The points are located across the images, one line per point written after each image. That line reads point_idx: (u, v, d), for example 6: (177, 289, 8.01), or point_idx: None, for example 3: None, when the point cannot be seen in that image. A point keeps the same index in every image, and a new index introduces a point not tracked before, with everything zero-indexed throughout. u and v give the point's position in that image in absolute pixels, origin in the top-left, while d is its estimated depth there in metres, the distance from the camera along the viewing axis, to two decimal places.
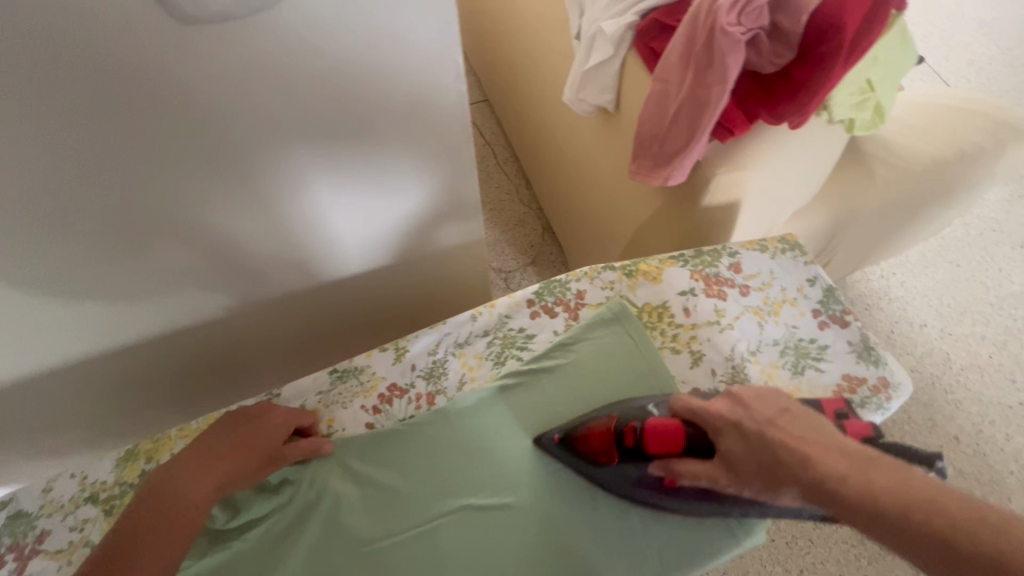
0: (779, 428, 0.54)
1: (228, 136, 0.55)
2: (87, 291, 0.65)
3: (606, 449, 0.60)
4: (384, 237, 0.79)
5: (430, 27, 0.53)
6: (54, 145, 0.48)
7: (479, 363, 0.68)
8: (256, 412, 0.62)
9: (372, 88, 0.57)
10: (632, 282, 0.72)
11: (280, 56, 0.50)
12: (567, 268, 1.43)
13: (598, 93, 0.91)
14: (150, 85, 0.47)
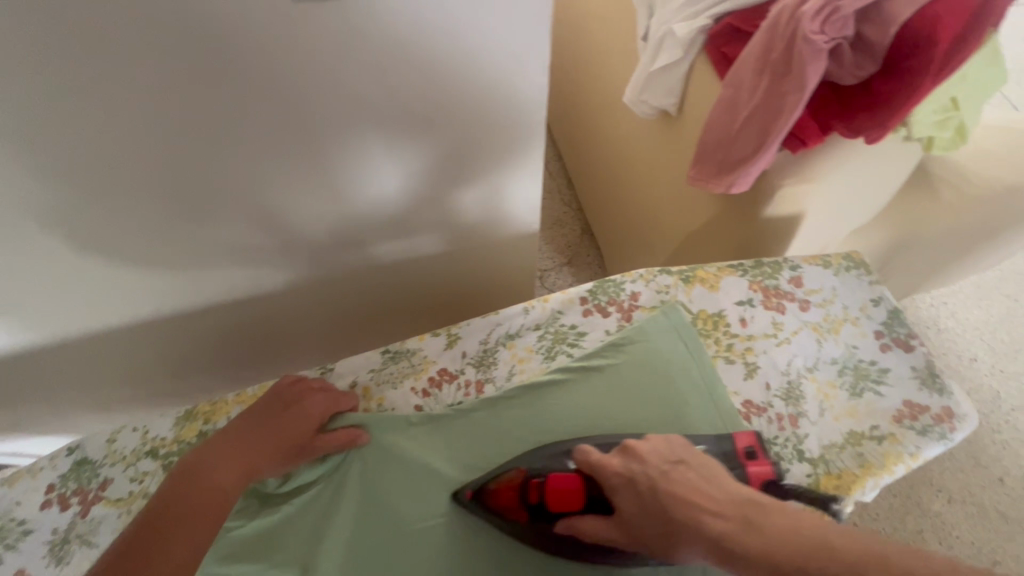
0: (672, 482, 0.54)
1: (309, 114, 0.56)
2: (158, 254, 0.67)
3: (513, 506, 0.58)
4: (439, 226, 0.80)
5: (516, 19, 0.53)
6: (150, 113, 0.50)
7: (529, 356, 0.69)
8: (294, 397, 0.63)
9: (452, 78, 0.57)
10: (689, 287, 0.71)
11: (372, 41, 0.51)
12: (604, 271, 1.42)
13: (660, 95, 0.90)
14: (244, 61, 0.49)
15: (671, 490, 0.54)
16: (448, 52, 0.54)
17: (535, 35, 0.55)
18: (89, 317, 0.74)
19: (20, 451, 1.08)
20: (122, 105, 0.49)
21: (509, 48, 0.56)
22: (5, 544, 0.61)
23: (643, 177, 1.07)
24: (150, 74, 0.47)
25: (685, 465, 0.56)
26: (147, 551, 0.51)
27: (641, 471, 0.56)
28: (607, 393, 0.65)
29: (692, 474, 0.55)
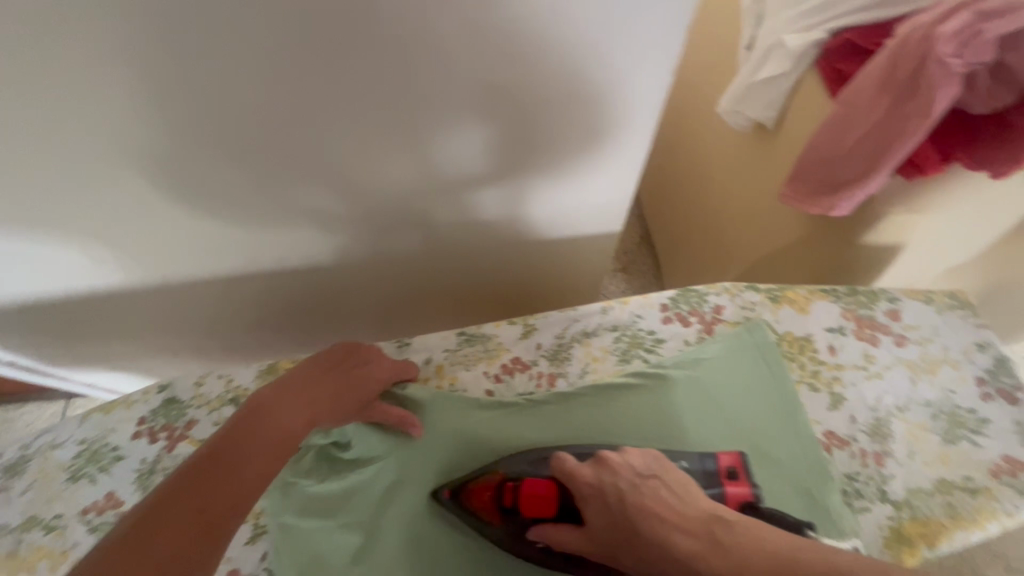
0: (642, 495, 0.52)
1: (426, 101, 0.57)
2: (258, 217, 0.70)
3: (487, 508, 0.59)
4: (522, 217, 0.80)
5: (649, 24, 0.50)
6: (282, 86, 0.52)
7: (604, 356, 0.68)
8: (353, 360, 0.63)
9: (571, 78, 0.56)
10: (776, 307, 0.69)
11: (504, 32, 0.50)
12: (659, 282, 1.40)
13: (758, 109, 0.88)
14: (379, 45, 0.49)
15: (637, 502, 0.52)
16: (573, 52, 0.53)
17: (665, 45, 0.53)
18: (185, 266, 0.78)
19: (97, 380, 1.16)
20: (260, 72, 0.50)
21: (637, 54, 0.54)
22: (98, 467, 0.65)
23: (723, 189, 1.04)
24: (291, 50, 0.48)
25: (657, 479, 0.54)
26: (223, 474, 0.48)
27: (610, 482, 0.54)
28: (682, 402, 0.64)
29: (664, 489, 0.53)
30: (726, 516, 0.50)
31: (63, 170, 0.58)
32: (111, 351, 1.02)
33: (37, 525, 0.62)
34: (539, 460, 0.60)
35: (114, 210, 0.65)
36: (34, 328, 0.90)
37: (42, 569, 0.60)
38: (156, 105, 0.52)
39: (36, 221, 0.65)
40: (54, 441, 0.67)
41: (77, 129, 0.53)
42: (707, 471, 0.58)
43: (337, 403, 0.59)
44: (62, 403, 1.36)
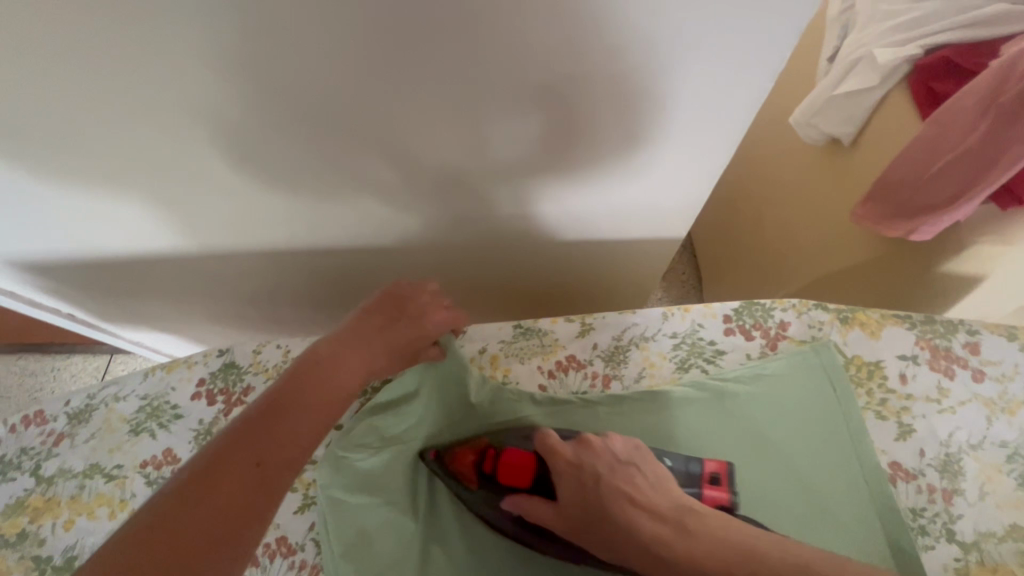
0: (619, 479, 0.53)
1: (512, 98, 0.55)
2: (328, 196, 0.71)
3: (467, 472, 0.60)
4: (584, 215, 0.78)
5: (760, 39, 0.48)
6: (378, 74, 0.52)
7: (662, 362, 0.67)
8: (399, 306, 0.61)
9: (662, 84, 0.54)
10: (846, 329, 0.66)
11: (603, 37, 0.48)
12: (701, 290, 1.37)
13: (836, 124, 0.85)
14: (481, 42, 0.48)
15: (613, 486, 0.53)
16: (669, 59, 0.51)
17: (767, 55, 0.50)
18: (248, 236, 0.79)
19: (144, 338, 1.19)
20: (354, 59, 0.50)
21: (735, 61, 0.51)
22: (158, 423, 0.67)
23: (787, 201, 1.01)
24: (394, 40, 0.48)
25: (636, 467, 0.55)
26: (280, 428, 0.47)
27: (590, 463, 0.55)
28: (740, 418, 0.63)
29: (640, 477, 0.54)
30: (698, 506, 0.51)
31: (149, 138, 0.59)
32: (163, 311, 1.04)
33: (99, 473, 0.64)
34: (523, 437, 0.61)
35: (192, 179, 0.66)
36: (96, 283, 0.93)
37: (102, 516, 0.62)
38: (249, 83, 0.52)
39: (117, 182, 0.66)
40: (118, 394, 0.68)
41: (170, 100, 0.53)
42: (690, 474, 0.60)
43: (387, 355, 0.58)
44: (106, 357, 1.41)
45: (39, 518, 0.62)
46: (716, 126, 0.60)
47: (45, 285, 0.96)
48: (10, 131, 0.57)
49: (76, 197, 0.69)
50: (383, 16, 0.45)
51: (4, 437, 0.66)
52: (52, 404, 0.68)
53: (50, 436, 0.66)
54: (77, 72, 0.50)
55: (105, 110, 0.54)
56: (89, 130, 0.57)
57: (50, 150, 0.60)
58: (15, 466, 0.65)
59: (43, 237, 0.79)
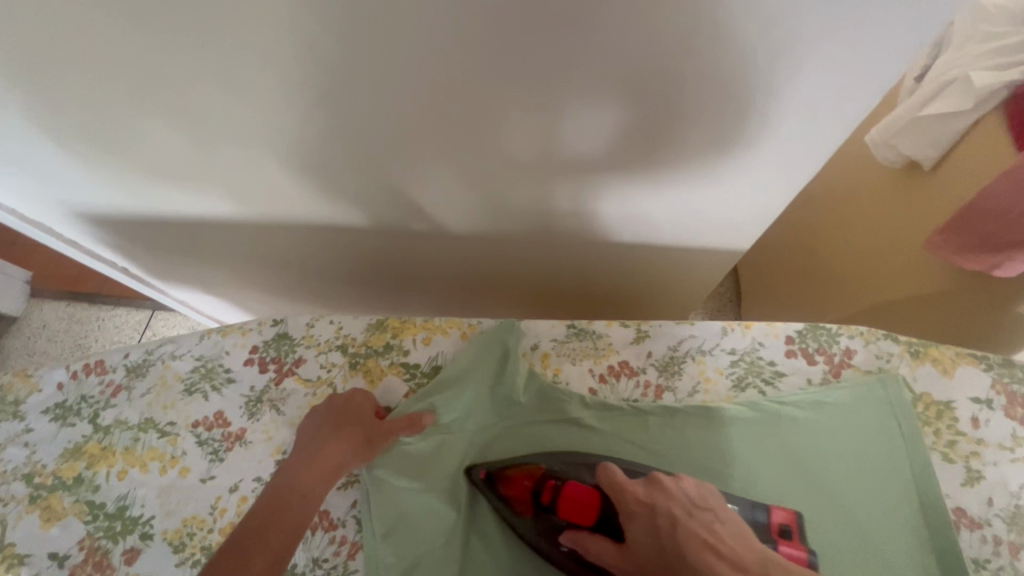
0: (696, 524, 0.51)
1: (601, 98, 0.54)
2: (393, 176, 0.70)
3: (523, 499, 0.60)
4: (645, 220, 0.76)
5: (872, 52, 0.46)
6: (470, 60, 0.50)
7: (718, 378, 0.65)
8: (345, 405, 0.63)
9: (762, 92, 0.52)
10: (916, 363, 0.63)
11: (712, 39, 0.46)
12: (740, 305, 1.34)
13: (917, 147, 0.81)
14: (582, 36, 0.47)
15: (688, 529, 0.50)
16: (776, 67, 0.48)
17: (880, 68, 0.47)
18: (307, 209, 0.79)
19: (189, 296, 1.21)
20: (449, 45, 0.49)
21: (845, 73, 0.49)
22: (211, 385, 0.68)
23: (851, 223, 0.97)
24: (494, 27, 0.47)
25: (713, 513, 0.52)
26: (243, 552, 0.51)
27: (660, 502, 0.53)
28: (798, 445, 0.61)
29: (719, 523, 0.51)
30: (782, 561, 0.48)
31: (231, 104, 0.59)
32: (212, 274, 1.06)
33: (153, 428, 0.66)
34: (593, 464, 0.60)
35: (265, 148, 0.66)
36: (153, 239, 0.95)
37: (154, 470, 0.64)
38: (339, 59, 0.51)
39: (192, 144, 0.67)
40: (174, 351, 0.70)
41: (259, 67, 0.53)
42: (759, 523, 0.56)
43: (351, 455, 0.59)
44: (147, 312, 1.44)
45: (95, 465, 0.64)
46: (805, 139, 0.57)
47: (104, 236, 0.98)
48: (101, 83, 0.58)
49: (149, 154, 0.70)
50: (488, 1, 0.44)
51: (65, 382, 0.68)
52: (112, 356, 0.69)
53: (109, 387, 0.68)
54: (174, 31, 0.50)
55: (194, 73, 0.55)
56: (175, 90, 0.57)
57: (135, 105, 0.61)
58: (74, 412, 0.67)
59: (110, 189, 0.80)
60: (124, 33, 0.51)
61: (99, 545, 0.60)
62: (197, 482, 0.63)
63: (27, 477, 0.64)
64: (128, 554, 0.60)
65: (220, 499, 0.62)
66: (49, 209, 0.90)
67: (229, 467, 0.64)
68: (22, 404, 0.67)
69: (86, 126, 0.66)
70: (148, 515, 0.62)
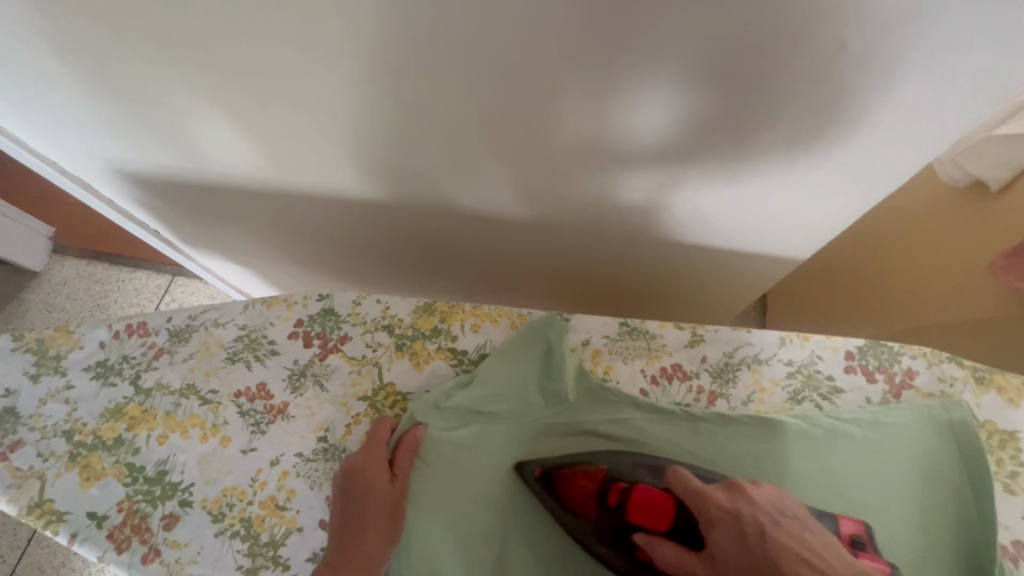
0: (788, 535, 0.50)
1: (689, 97, 0.50)
2: (449, 162, 0.68)
3: (585, 498, 0.57)
4: (699, 226, 0.74)
5: (991, 72, 0.43)
6: (552, 50, 0.48)
7: (774, 389, 0.64)
8: (353, 476, 0.60)
9: (858, 102, 0.48)
10: (980, 390, 0.61)
11: (826, 38, 0.43)
12: (764, 320, 1.31)
13: (986, 166, 0.77)
14: (677, 32, 0.44)
15: (782, 542, 0.49)
16: (884, 73, 0.45)
17: (995, 89, 0.44)
18: (354, 186, 0.77)
19: (216, 264, 1.20)
20: (542, 27, 0.46)
21: (956, 86, 0.44)
22: (254, 356, 0.67)
23: (902, 240, 0.94)
24: (586, 17, 0.44)
25: (799, 521, 0.51)
26: None
27: (743, 509, 0.52)
28: (857, 465, 0.59)
29: (807, 533, 0.50)
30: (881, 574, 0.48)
31: (300, 72, 0.56)
32: (245, 243, 1.04)
33: (194, 394, 0.65)
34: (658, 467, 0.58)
35: (321, 124, 0.64)
36: (191, 203, 0.93)
37: (195, 437, 0.63)
38: (423, 32, 0.48)
39: (250, 109, 0.64)
40: (218, 319, 0.68)
41: (332, 41, 0.51)
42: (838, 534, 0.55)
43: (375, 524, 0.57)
44: (168, 278, 1.42)
45: (135, 428, 0.63)
46: (892, 156, 0.54)
47: (141, 197, 0.96)
48: (166, 43, 0.56)
49: (204, 119, 0.68)
50: None
51: (107, 341, 0.67)
52: (155, 318, 0.68)
53: (151, 349, 0.67)
54: None
55: (267, 33, 0.52)
56: (240, 57, 0.56)
57: (198, 64, 0.58)
58: (115, 371, 0.66)
59: (157, 149, 0.78)
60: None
61: (138, 509, 0.60)
62: (238, 453, 0.63)
63: (67, 434, 0.63)
64: (166, 520, 0.60)
65: (261, 472, 0.62)
66: (89, 163, 0.88)
67: (271, 440, 0.63)
68: (62, 360, 0.66)
69: (143, 80, 0.63)
70: (187, 482, 0.61)
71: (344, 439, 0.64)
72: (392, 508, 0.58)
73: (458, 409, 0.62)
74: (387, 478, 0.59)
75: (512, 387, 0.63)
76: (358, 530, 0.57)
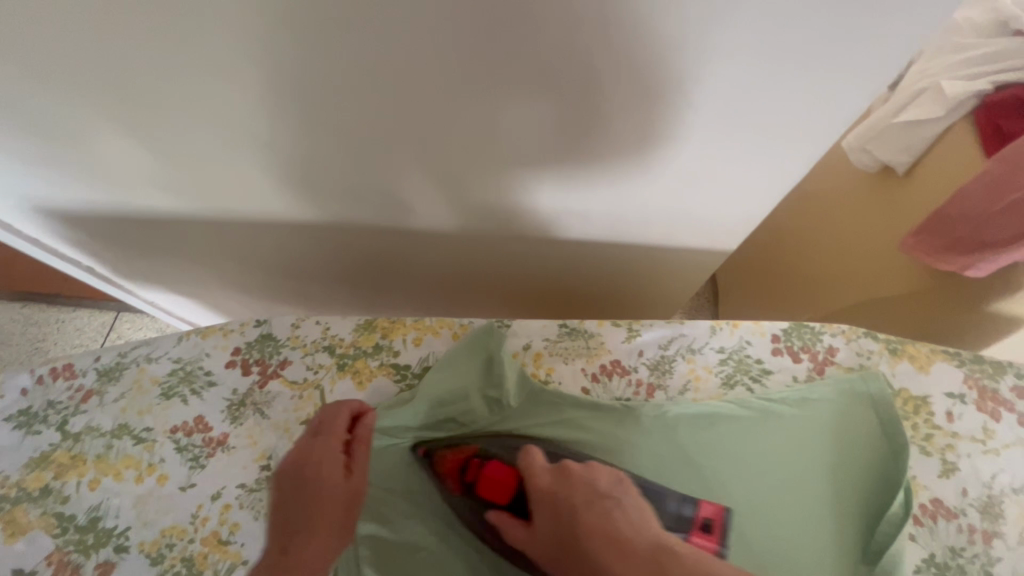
0: (592, 514, 0.53)
1: (589, 105, 0.53)
2: (376, 180, 0.68)
3: (449, 477, 0.61)
4: (630, 227, 0.76)
5: (859, 67, 0.46)
6: (454, 69, 0.50)
7: (708, 377, 0.66)
8: (302, 475, 0.57)
9: (749, 101, 0.51)
10: (894, 360, 0.66)
11: (708, 44, 0.45)
12: (715, 312, 1.36)
13: (892, 152, 0.82)
14: (569, 47, 0.47)
15: (591, 523, 0.53)
16: (760, 73, 0.48)
17: (862, 82, 0.48)
18: (288, 209, 0.76)
19: (159, 296, 1.16)
20: (443, 44, 0.47)
21: (833, 78, 0.48)
22: (190, 389, 0.65)
23: (826, 227, 0.99)
24: (480, 34, 0.46)
25: (612, 499, 0.54)
26: None
27: (562, 491, 0.56)
28: (786, 442, 0.62)
29: (618, 510, 0.53)
30: (675, 546, 0.50)
31: (211, 96, 0.55)
32: (185, 274, 1.02)
33: (127, 434, 0.63)
34: (683, 503, 0.59)
35: (242, 151, 0.64)
36: (121, 237, 0.90)
37: (129, 479, 0.61)
38: (330, 55, 0.49)
39: (166, 137, 0.62)
40: (150, 354, 0.66)
41: (236, 69, 0.51)
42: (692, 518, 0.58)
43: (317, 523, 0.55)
44: (112, 314, 1.36)
45: (63, 475, 0.61)
46: (788, 148, 0.57)
47: (69, 233, 0.92)
48: (67, 80, 0.55)
49: (120, 152, 0.66)
50: (474, 9, 0.44)
51: (30, 387, 0.64)
52: (81, 359, 0.65)
53: (78, 392, 0.64)
54: (146, 31, 0.48)
55: (171, 59, 0.51)
56: (147, 89, 0.55)
57: (104, 94, 0.56)
58: (40, 419, 0.63)
59: (76, 183, 0.75)
60: (93, 12, 0.47)
61: (69, 560, 0.57)
62: (176, 490, 0.61)
63: None
64: (101, 568, 0.57)
65: (201, 508, 0.60)
66: (7, 202, 0.84)
67: (210, 474, 0.62)
68: None
69: (49, 116, 0.61)
70: (122, 527, 0.59)
71: None
72: (346, 505, 0.56)
73: (399, 425, 0.63)
74: (340, 474, 0.57)
75: (453, 397, 0.63)
76: (301, 535, 0.55)
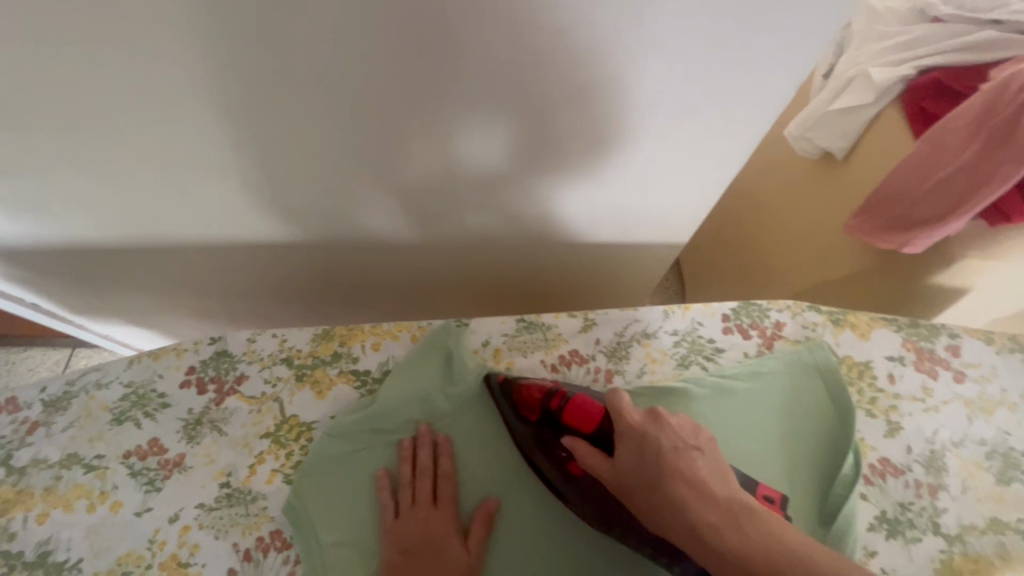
0: (681, 457, 0.52)
1: (524, 105, 0.54)
2: (325, 194, 0.68)
3: (530, 403, 0.60)
4: (581, 225, 0.78)
5: (777, 58, 0.49)
6: (383, 80, 0.51)
7: (663, 359, 0.68)
8: (423, 535, 0.57)
9: (678, 94, 0.53)
10: (837, 330, 0.69)
11: (626, 42, 0.47)
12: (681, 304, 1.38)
13: (831, 138, 0.86)
14: (494, 51, 0.48)
15: (675, 468, 0.51)
16: (681, 67, 0.50)
17: (777, 72, 0.50)
18: (238, 228, 0.75)
19: (114, 329, 1.12)
20: (369, 55, 0.48)
21: (752, 70, 0.50)
22: (143, 412, 0.63)
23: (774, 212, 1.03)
24: (404, 45, 0.47)
25: (699, 450, 0.53)
26: None
27: (653, 431, 0.54)
28: (741, 415, 0.64)
29: (701, 461, 0.52)
30: (762, 509, 0.48)
31: (141, 119, 0.54)
32: (137, 303, 0.99)
33: (77, 463, 0.61)
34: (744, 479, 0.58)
35: (182, 172, 0.63)
36: (65, 270, 0.87)
37: (80, 509, 0.59)
38: (257, 72, 0.49)
39: (101, 163, 0.61)
40: (99, 381, 0.64)
41: (164, 92, 0.51)
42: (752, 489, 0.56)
43: None
44: (67, 351, 1.31)
45: (10, 512, 0.58)
46: (722, 137, 0.59)
47: (8, 270, 0.88)
48: None
49: (54, 183, 0.65)
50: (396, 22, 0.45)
51: None
52: (26, 391, 0.64)
53: (23, 424, 0.62)
54: (66, 60, 0.47)
55: (94, 85, 0.50)
56: (74, 118, 0.54)
57: (29, 125, 0.55)
58: None
59: (9, 219, 0.73)
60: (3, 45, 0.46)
61: None
62: (132, 516, 0.59)
63: None
64: None
65: (159, 532, 0.58)
66: None
67: (168, 497, 0.60)
68: None
69: None
70: (75, 559, 0.57)
71: (248, 480, 0.61)
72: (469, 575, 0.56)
73: (361, 429, 0.63)
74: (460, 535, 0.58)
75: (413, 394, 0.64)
76: None
